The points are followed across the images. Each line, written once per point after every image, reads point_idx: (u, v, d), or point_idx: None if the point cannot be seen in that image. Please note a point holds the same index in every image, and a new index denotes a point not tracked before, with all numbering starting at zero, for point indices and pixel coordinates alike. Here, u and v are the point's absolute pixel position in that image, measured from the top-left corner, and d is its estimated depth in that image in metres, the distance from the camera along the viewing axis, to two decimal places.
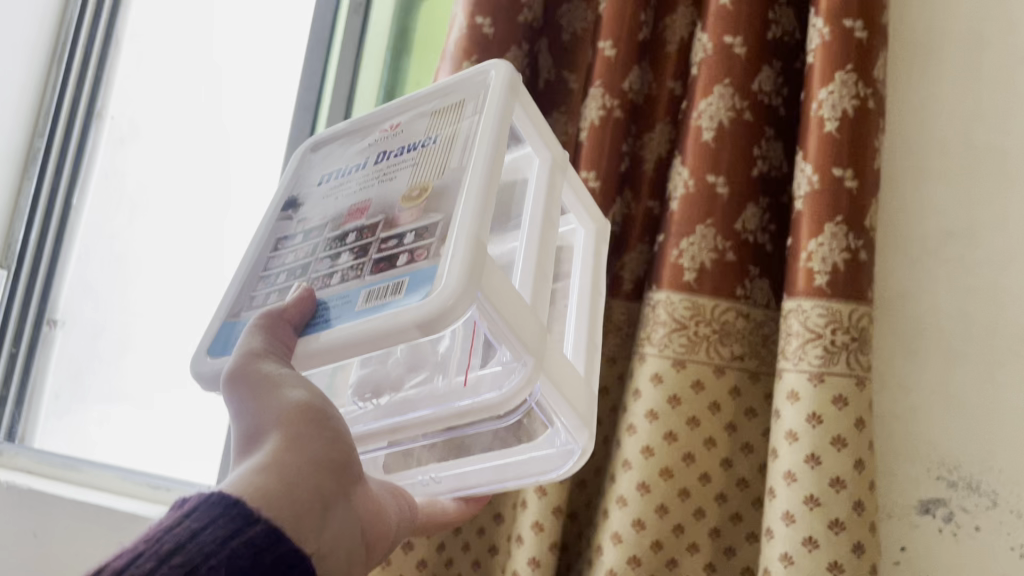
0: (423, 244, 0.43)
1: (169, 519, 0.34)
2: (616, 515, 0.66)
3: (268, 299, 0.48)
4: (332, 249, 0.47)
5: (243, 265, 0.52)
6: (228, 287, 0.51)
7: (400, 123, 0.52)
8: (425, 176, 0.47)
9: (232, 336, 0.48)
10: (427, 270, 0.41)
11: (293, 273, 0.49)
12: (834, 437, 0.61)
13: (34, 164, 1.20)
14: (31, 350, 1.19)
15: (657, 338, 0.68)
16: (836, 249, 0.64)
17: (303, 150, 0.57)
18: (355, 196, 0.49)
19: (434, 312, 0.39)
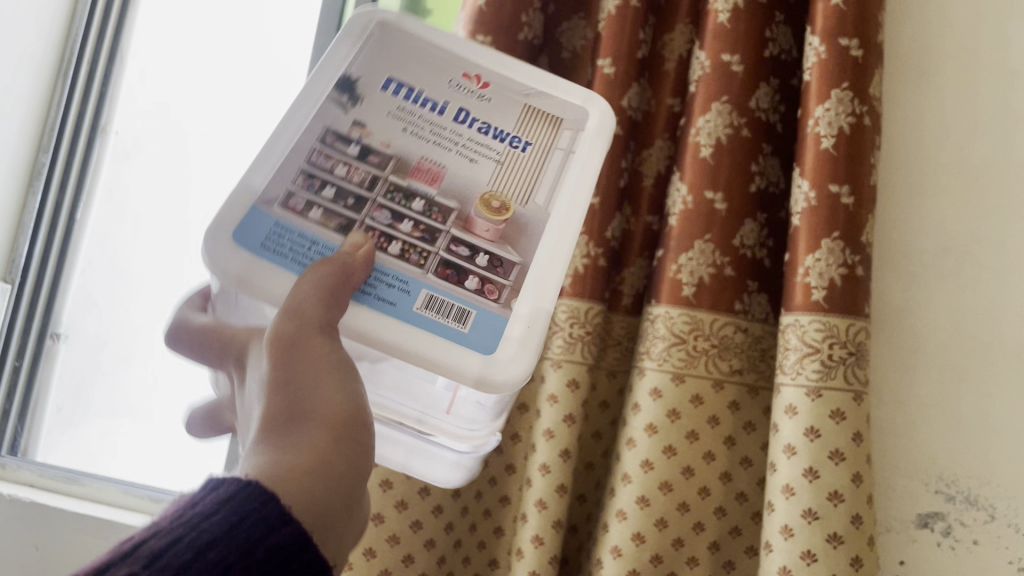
0: (494, 279, 0.47)
1: (208, 502, 0.33)
2: (616, 528, 0.66)
3: (312, 211, 0.47)
4: (394, 205, 0.48)
5: (281, 140, 0.49)
6: (262, 160, 0.48)
7: (488, 83, 0.53)
8: (504, 187, 0.50)
9: (262, 234, 0.46)
10: (494, 318, 0.46)
11: (344, 195, 0.48)
12: (832, 451, 0.61)
13: (38, 179, 1.21)
14: (35, 363, 1.20)
15: (656, 352, 0.69)
16: (833, 264, 0.64)
17: (368, 16, 0.54)
18: (426, 149, 0.50)
19: (492, 375, 0.45)
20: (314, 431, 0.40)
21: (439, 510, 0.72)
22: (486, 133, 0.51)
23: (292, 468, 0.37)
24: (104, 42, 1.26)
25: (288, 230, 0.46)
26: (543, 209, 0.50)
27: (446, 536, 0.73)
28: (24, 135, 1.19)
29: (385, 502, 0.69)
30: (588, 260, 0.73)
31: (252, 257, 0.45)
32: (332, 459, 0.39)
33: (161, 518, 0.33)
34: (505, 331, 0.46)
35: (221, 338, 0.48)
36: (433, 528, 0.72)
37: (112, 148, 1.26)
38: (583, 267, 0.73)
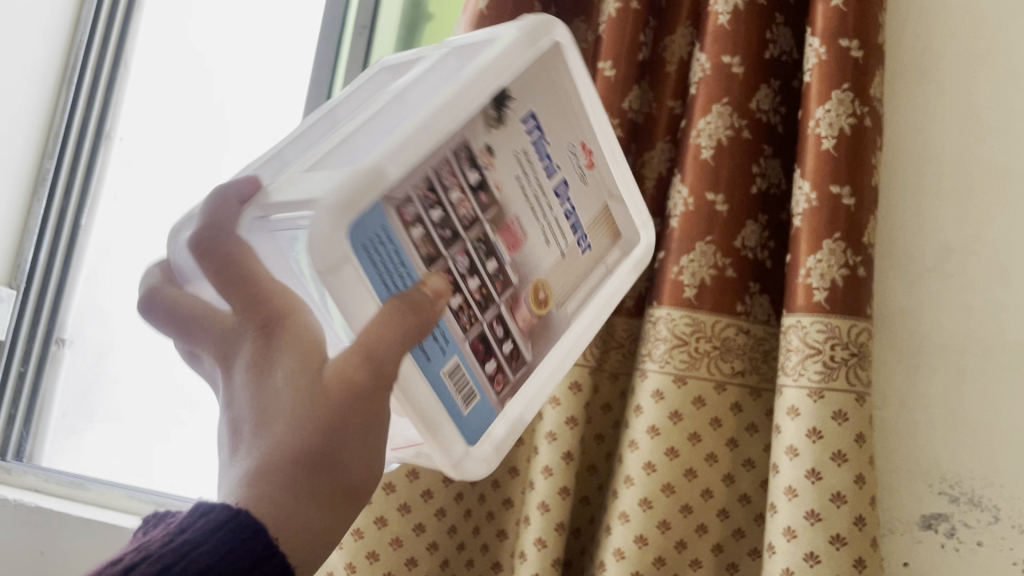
0: (505, 372, 0.49)
1: (199, 528, 0.34)
2: (618, 530, 0.66)
3: (416, 228, 0.44)
4: (477, 256, 0.47)
5: (429, 128, 0.44)
6: (408, 149, 0.43)
7: (589, 165, 0.56)
8: (553, 281, 0.52)
9: (371, 239, 0.42)
10: (489, 409, 0.48)
11: (446, 224, 0.45)
12: (834, 452, 0.61)
13: (43, 185, 1.22)
14: (40, 368, 1.20)
15: (657, 355, 0.69)
16: (834, 266, 0.64)
17: (545, 33, 0.52)
18: (522, 210, 0.50)
19: (467, 465, 0.46)
20: (339, 475, 0.37)
21: (441, 513, 0.72)
22: (569, 216, 0.53)
23: (304, 523, 0.35)
24: (108, 49, 1.27)
25: (391, 242, 0.43)
26: (568, 320, 0.54)
27: (449, 539, 0.73)
28: (27, 141, 1.20)
29: (388, 505, 0.69)
30: None
31: (353, 254, 0.41)
32: (337, 517, 0.37)
33: (156, 538, 0.35)
34: (485, 427, 0.48)
35: (250, 291, 0.40)
36: (436, 531, 0.71)
37: (115, 154, 1.27)
38: None
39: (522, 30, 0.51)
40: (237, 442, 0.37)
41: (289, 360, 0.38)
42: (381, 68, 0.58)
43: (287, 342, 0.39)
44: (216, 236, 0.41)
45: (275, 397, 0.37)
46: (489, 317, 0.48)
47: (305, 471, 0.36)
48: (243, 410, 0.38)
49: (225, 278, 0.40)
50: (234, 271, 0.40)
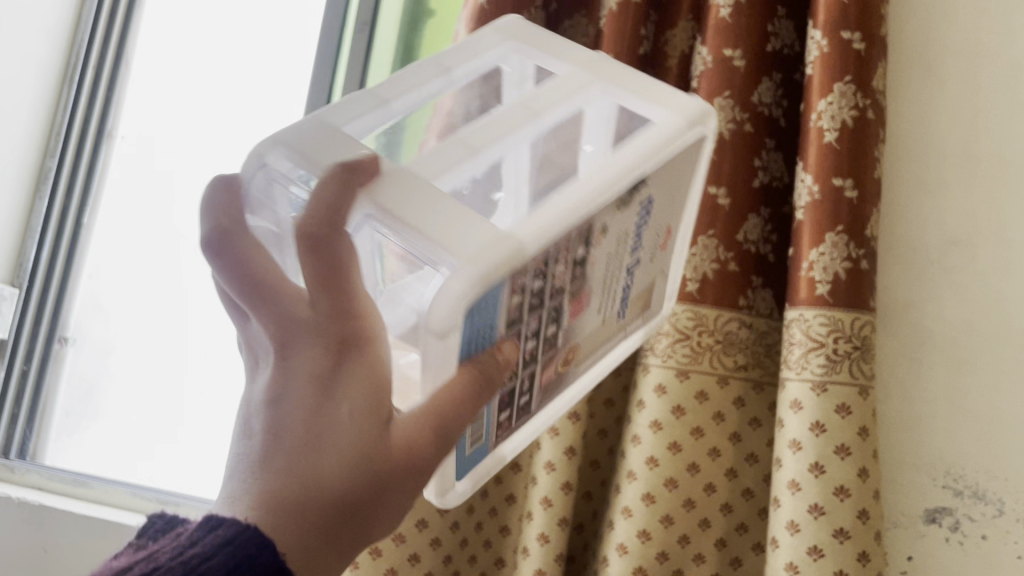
0: (509, 421, 0.46)
1: (208, 543, 0.34)
2: (621, 525, 0.66)
3: (517, 296, 0.41)
4: (545, 322, 0.44)
5: (575, 203, 0.43)
6: (550, 225, 0.41)
7: (665, 243, 0.55)
8: (586, 343, 0.50)
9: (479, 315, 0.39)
10: (482, 449, 0.46)
11: (539, 294, 0.43)
12: (839, 446, 0.61)
13: (45, 184, 1.22)
14: (42, 367, 1.20)
15: (659, 349, 0.69)
16: (837, 258, 0.64)
17: (700, 134, 0.51)
18: (598, 283, 0.48)
19: (448, 493, 0.46)
20: (366, 525, 0.38)
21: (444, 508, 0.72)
22: (625, 288, 0.51)
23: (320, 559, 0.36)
24: (109, 48, 1.27)
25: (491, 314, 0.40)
26: (574, 375, 0.51)
27: (452, 535, 0.73)
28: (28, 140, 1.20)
29: None
30: None
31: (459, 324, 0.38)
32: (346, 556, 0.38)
33: (166, 550, 0.36)
34: (476, 465, 0.47)
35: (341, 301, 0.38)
36: (439, 527, 0.71)
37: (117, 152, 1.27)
38: None
39: (685, 122, 0.50)
40: (276, 457, 0.36)
41: (358, 393, 0.37)
42: (500, 46, 0.55)
43: (357, 370, 0.38)
44: (326, 233, 0.38)
45: (334, 430, 0.37)
46: (524, 375, 0.45)
47: (342, 519, 0.37)
48: (293, 426, 0.37)
49: (324, 284, 0.38)
50: (332, 282, 0.38)
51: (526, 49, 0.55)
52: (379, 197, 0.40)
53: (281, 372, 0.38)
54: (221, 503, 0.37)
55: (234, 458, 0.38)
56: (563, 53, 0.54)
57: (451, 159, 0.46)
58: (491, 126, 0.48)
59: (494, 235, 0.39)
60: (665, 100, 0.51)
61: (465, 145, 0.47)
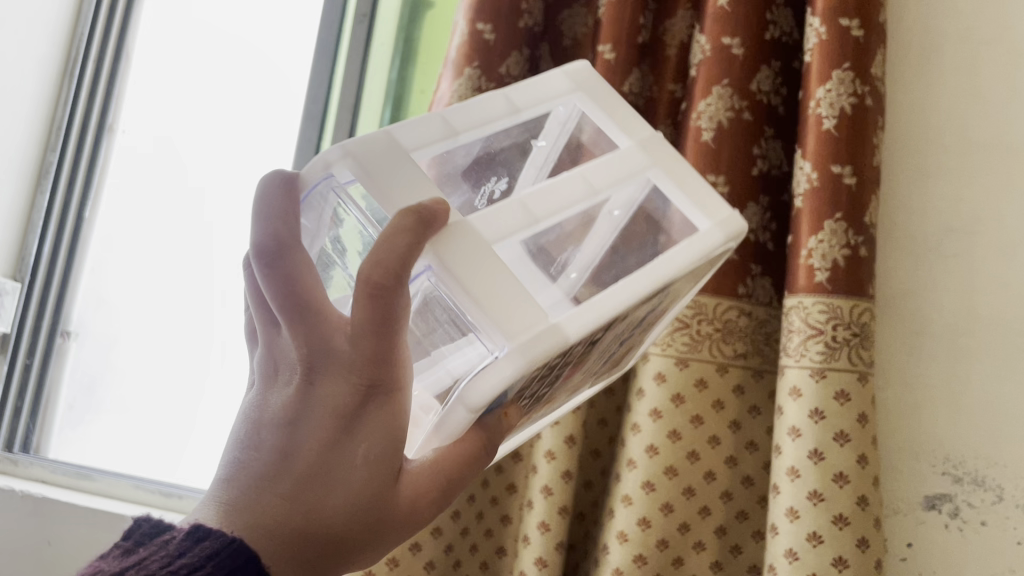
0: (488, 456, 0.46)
1: (194, 555, 0.32)
2: (621, 514, 0.66)
3: (529, 385, 0.37)
4: (545, 388, 0.41)
5: (610, 301, 0.37)
6: (584, 325, 0.36)
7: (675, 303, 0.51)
8: (575, 386, 0.48)
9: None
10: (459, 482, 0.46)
11: (551, 375, 0.39)
12: (837, 432, 0.61)
13: (47, 178, 1.22)
14: (45, 361, 1.21)
15: (659, 338, 0.69)
16: (836, 245, 0.64)
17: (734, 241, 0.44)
18: (607, 349, 0.45)
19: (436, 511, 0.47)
20: (357, 558, 0.36)
21: None
22: (626, 344, 0.49)
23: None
24: (110, 42, 1.27)
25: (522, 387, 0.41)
26: (555, 404, 0.50)
27: (452, 523, 0.74)
28: (30, 133, 1.19)
29: None
30: None
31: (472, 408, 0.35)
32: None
33: (156, 558, 0.33)
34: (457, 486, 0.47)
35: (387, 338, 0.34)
36: None
37: (119, 147, 1.27)
38: None
39: (725, 233, 0.42)
40: (282, 480, 0.34)
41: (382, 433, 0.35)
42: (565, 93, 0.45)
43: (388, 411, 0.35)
44: (393, 283, 0.33)
45: (346, 471, 0.35)
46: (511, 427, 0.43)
47: (334, 558, 0.35)
48: (305, 458, 0.34)
49: (378, 330, 0.34)
50: (384, 331, 0.34)
51: (593, 113, 0.45)
52: (453, 262, 0.35)
53: (303, 396, 0.35)
54: (206, 515, 0.34)
55: (230, 466, 0.35)
56: (628, 121, 0.45)
57: (508, 230, 0.38)
58: (548, 190, 0.40)
59: (540, 325, 0.35)
60: (711, 206, 0.43)
61: (524, 209, 0.39)
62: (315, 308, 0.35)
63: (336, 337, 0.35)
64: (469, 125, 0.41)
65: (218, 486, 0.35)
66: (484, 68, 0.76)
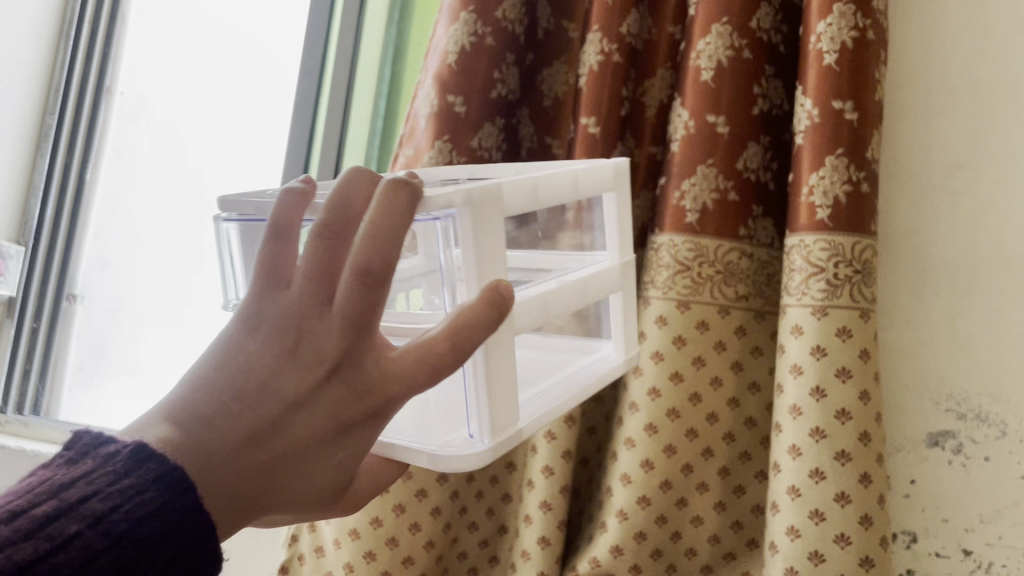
0: None
1: (140, 478, 0.33)
2: (625, 456, 0.67)
3: None
4: None
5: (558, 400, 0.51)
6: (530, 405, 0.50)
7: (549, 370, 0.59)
8: None
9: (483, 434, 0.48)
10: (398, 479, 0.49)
11: None
12: (839, 368, 0.61)
13: (47, 141, 1.21)
14: (53, 323, 1.21)
15: (661, 281, 0.69)
16: (837, 182, 0.63)
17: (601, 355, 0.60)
18: None
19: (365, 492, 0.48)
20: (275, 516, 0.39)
21: None
22: None
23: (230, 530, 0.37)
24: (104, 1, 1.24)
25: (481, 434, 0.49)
26: None
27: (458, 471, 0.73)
28: (30, 94, 1.19)
29: None
30: None
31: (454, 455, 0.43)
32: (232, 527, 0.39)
33: (103, 472, 0.33)
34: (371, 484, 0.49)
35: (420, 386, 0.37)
36: None
37: (118, 109, 1.26)
38: None
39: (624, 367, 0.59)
40: (272, 448, 0.36)
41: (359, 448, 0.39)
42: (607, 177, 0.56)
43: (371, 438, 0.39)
44: (450, 364, 0.37)
45: (315, 464, 0.38)
46: None
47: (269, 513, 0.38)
48: (288, 438, 0.36)
49: (420, 386, 0.37)
50: (419, 390, 0.37)
51: (611, 214, 0.57)
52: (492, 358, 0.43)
53: (312, 393, 0.36)
54: (163, 442, 0.34)
55: (224, 407, 0.35)
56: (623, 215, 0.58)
57: (527, 323, 0.47)
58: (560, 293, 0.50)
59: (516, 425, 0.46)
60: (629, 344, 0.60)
61: (543, 310, 0.49)
62: (363, 341, 0.36)
63: (364, 370, 0.37)
64: (546, 194, 0.48)
65: (192, 424, 0.35)
66: (481, 12, 0.75)
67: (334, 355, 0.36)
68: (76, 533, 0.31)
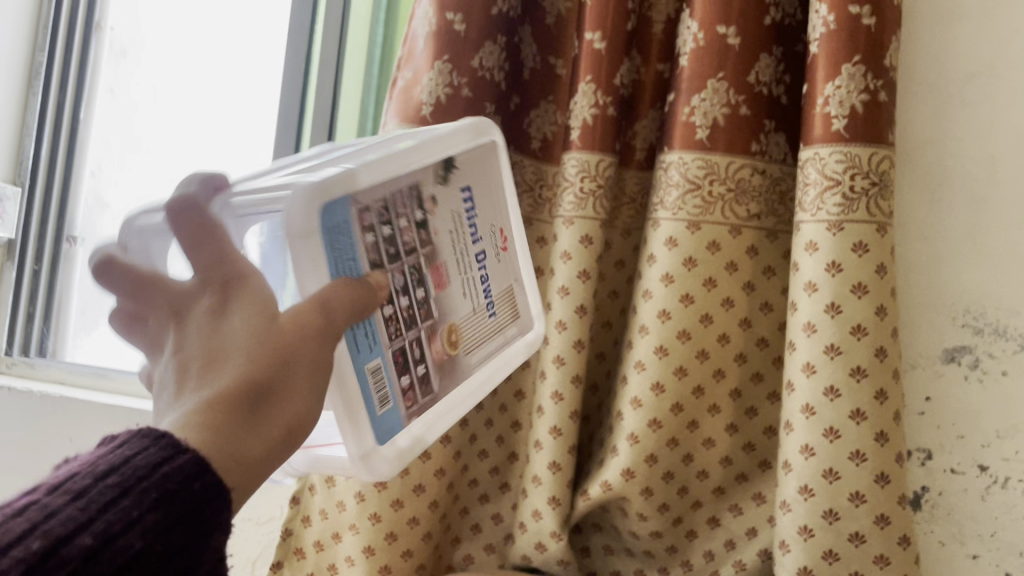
0: (413, 394, 0.49)
1: (107, 452, 0.33)
2: (635, 380, 0.66)
3: (404, 298, 0.48)
4: (410, 280, 0.49)
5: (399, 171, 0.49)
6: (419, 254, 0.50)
7: (508, 242, 0.61)
8: (464, 328, 0.54)
9: (334, 221, 0.44)
10: (398, 418, 0.48)
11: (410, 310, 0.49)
12: (855, 284, 0.59)
13: (38, 79, 1.17)
14: (54, 266, 1.20)
15: (670, 202, 0.67)
16: (854, 91, 0.60)
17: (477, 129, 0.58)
18: (449, 257, 0.53)
19: (375, 461, 0.46)
20: (280, 408, 0.37)
21: None
22: (481, 278, 0.57)
23: (232, 435, 0.35)
24: None
25: (350, 236, 0.45)
26: (471, 365, 0.55)
27: None
28: (17, 31, 1.15)
29: None
30: (597, 109, 0.70)
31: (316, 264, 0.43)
32: (269, 445, 0.36)
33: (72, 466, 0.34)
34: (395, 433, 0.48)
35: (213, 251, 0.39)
36: None
37: (108, 46, 1.23)
38: (591, 117, 0.70)
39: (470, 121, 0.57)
40: (188, 366, 0.37)
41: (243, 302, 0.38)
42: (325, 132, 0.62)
43: (246, 290, 0.38)
44: (193, 216, 0.39)
45: (236, 335, 0.37)
46: (412, 336, 0.49)
47: (251, 403, 0.36)
48: (191, 349, 0.37)
49: (205, 240, 0.39)
50: (207, 246, 0.39)
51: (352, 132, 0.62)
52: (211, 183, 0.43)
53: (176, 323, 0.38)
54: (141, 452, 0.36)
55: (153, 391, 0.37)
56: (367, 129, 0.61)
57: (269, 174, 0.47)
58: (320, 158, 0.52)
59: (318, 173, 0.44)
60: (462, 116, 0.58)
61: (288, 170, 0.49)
62: (168, 291, 0.39)
63: (191, 289, 0.39)
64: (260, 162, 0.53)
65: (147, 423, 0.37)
66: None
67: (164, 314, 0.39)
68: (31, 501, 0.30)
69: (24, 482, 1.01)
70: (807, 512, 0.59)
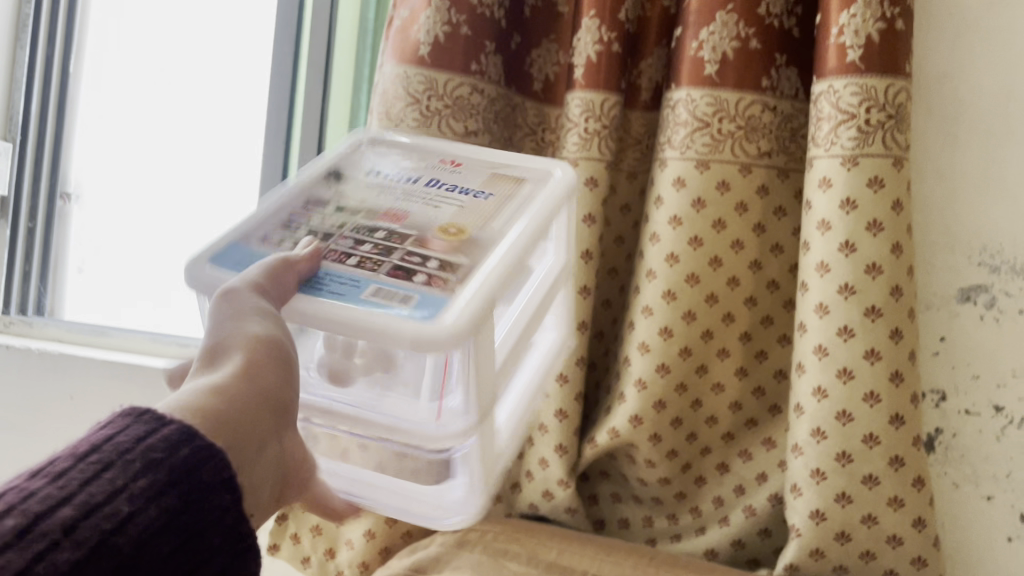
0: (441, 274, 0.44)
1: (84, 436, 0.31)
2: (642, 325, 0.65)
3: (364, 246, 0.47)
4: (360, 235, 0.48)
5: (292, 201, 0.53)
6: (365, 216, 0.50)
7: (462, 163, 0.56)
8: (462, 219, 0.49)
9: (237, 259, 0.47)
10: (437, 296, 0.42)
11: (381, 246, 0.47)
12: (870, 222, 0.57)
13: (25, 32, 1.12)
14: (49, 224, 1.17)
15: (678, 141, 0.65)
16: (870, 20, 0.58)
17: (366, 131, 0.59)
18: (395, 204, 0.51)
19: (427, 328, 0.40)
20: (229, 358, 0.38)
21: None
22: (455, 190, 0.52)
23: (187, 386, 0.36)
24: None
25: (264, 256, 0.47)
26: (499, 231, 0.48)
27: None
28: None
29: None
30: (601, 45, 0.68)
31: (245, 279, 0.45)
32: (235, 379, 0.37)
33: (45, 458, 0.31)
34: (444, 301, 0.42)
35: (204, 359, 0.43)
36: None
37: None
38: (596, 54, 0.68)
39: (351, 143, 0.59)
40: None
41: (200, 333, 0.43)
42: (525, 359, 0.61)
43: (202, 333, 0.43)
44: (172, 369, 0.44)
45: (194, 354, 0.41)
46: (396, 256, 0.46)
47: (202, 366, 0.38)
48: None
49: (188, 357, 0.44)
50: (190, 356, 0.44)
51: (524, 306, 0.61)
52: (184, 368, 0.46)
53: None
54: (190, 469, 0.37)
55: None
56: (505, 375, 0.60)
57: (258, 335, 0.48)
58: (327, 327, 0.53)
59: None
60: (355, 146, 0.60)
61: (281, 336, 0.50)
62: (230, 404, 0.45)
63: None
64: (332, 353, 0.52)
65: None
66: None
67: None
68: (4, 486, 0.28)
69: (27, 439, 1.00)
70: (819, 455, 0.58)
